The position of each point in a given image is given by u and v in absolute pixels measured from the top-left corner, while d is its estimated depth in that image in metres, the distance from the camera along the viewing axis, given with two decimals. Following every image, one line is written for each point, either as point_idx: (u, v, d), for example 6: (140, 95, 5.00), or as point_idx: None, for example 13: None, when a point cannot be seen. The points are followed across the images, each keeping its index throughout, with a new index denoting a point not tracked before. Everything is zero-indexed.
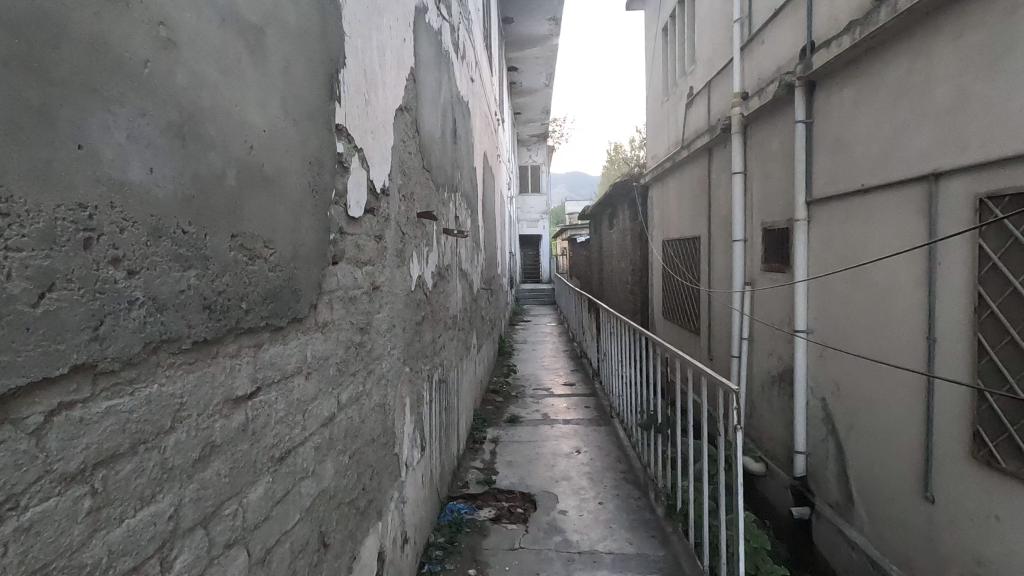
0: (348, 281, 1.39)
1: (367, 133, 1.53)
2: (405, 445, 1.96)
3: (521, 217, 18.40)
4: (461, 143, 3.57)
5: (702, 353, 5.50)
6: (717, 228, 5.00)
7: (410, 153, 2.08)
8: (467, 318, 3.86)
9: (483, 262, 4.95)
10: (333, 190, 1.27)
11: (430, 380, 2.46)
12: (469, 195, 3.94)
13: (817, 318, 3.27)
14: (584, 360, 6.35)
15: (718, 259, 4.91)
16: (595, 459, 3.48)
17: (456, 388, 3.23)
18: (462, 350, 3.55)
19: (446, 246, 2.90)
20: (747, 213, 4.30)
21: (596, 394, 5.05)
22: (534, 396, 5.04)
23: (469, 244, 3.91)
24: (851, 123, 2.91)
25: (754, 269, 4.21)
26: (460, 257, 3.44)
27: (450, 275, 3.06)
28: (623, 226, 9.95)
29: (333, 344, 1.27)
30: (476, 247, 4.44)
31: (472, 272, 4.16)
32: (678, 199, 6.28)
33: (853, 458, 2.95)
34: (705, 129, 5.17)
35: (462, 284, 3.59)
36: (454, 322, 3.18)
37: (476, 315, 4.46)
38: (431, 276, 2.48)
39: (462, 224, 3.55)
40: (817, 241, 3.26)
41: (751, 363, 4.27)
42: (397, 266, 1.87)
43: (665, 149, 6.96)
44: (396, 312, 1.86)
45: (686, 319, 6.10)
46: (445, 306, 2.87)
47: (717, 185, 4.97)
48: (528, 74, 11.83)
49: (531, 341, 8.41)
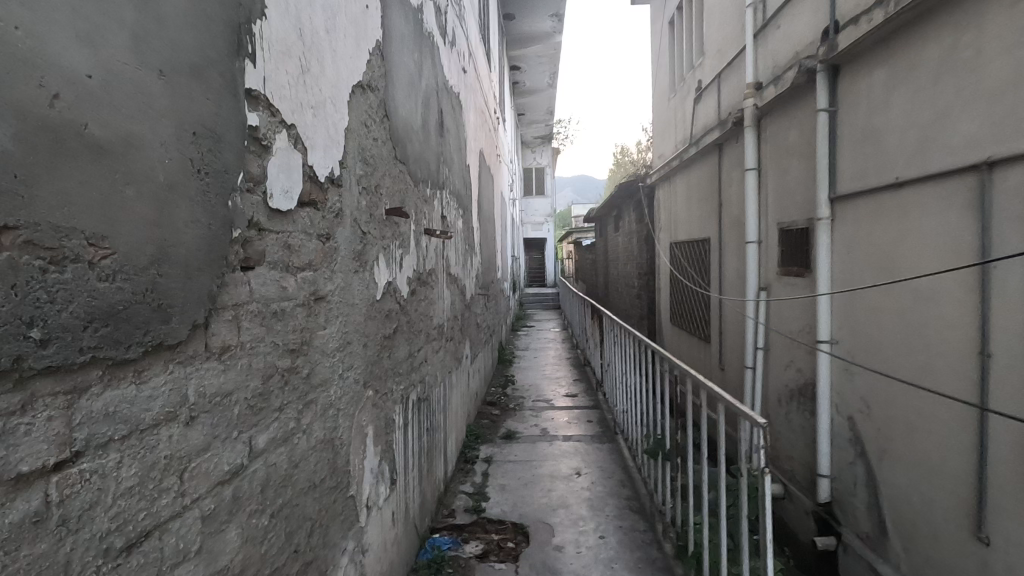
0: (273, 290, 1.11)
1: (304, 108, 1.24)
2: (368, 482, 1.67)
3: (525, 220, 18.11)
4: (450, 136, 3.29)
5: (713, 362, 5.17)
6: (728, 229, 4.68)
7: (376, 140, 1.79)
8: (458, 327, 3.57)
9: (478, 265, 4.66)
10: (240, 174, 0.98)
11: (407, 400, 2.17)
12: (460, 194, 3.65)
13: (842, 329, 2.95)
14: (587, 369, 6.03)
15: (731, 263, 4.59)
16: (597, 482, 3.16)
17: (443, 404, 2.94)
18: (451, 362, 3.25)
19: (428, 248, 2.61)
20: (762, 212, 3.98)
21: (599, 407, 4.72)
22: (533, 409, 4.73)
23: (460, 247, 3.62)
24: (882, 109, 2.60)
25: (770, 273, 3.88)
26: (448, 261, 3.15)
27: (435, 280, 2.77)
28: (630, 229, 9.63)
29: (241, 374, 0.97)
30: (470, 250, 4.16)
31: (465, 277, 3.87)
32: (686, 199, 5.97)
33: (886, 486, 2.62)
34: (715, 124, 4.86)
35: (451, 290, 3.30)
36: (440, 333, 2.89)
37: (470, 323, 4.17)
38: (407, 282, 2.20)
39: (451, 224, 3.26)
40: (843, 243, 2.94)
41: (767, 375, 3.95)
42: (356, 271, 1.59)
43: (672, 147, 6.65)
44: (354, 326, 1.57)
45: (695, 326, 5.77)
46: (427, 316, 2.58)
47: (728, 183, 4.66)
48: (530, 73, 11.55)
49: (533, 347, 8.11)
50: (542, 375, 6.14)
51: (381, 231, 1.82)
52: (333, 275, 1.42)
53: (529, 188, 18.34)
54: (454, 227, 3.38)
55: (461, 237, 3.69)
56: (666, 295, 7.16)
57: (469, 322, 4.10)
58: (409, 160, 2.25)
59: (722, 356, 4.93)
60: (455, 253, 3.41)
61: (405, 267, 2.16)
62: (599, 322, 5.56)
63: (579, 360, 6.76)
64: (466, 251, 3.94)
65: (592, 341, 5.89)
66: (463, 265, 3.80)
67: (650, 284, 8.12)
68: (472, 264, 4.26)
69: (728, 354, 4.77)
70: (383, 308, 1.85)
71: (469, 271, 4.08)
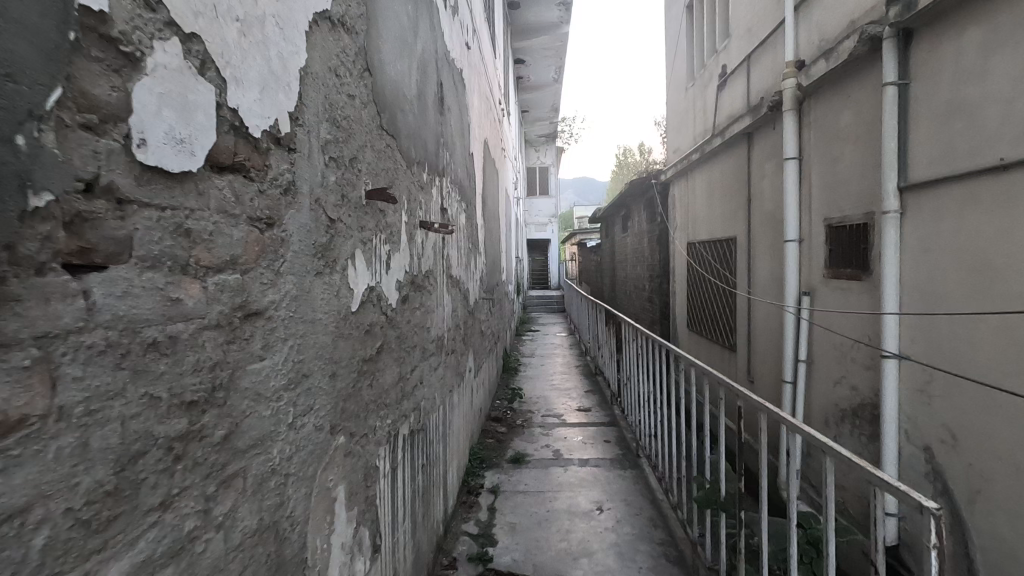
0: (153, 304, 0.66)
1: (221, 18, 0.79)
2: (340, 561, 1.22)
3: (529, 221, 17.67)
4: (451, 117, 2.85)
5: (741, 375, 4.71)
6: (760, 227, 4.22)
7: (353, 99, 1.35)
8: (461, 338, 3.13)
9: (482, 262, 4.20)
10: (53, 94, 0.53)
11: (397, 436, 1.73)
12: (463, 186, 3.22)
13: (917, 342, 2.49)
14: (600, 380, 5.58)
15: (763, 264, 4.14)
16: (623, 519, 2.71)
17: (443, 431, 2.50)
18: (452, 379, 2.81)
19: (425, 244, 2.16)
20: (804, 207, 3.53)
21: (616, 423, 4.27)
22: (542, 426, 4.27)
23: (462, 248, 3.18)
24: (977, 77, 2.14)
25: (814, 277, 3.42)
26: (448, 262, 2.70)
27: (433, 285, 2.32)
28: (640, 229, 9.17)
29: (63, 464, 0.53)
30: (473, 250, 3.72)
31: (468, 281, 3.42)
32: (707, 196, 5.53)
33: (979, 535, 2.17)
34: (743, 111, 4.42)
35: (453, 294, 2.86)
36: (439, 345, 2.44)
37: (473, 332, 3.71)
38: (397, 286, 1.75)
39: (452, 219, 2.82)
40: (917, 240, 2.48)
41: (810, 391, 3.49)
42: (320, 274, 1.14)
43: (689, 141, 6.21)
44: (318, 351, 1.12)
45: (718, 334, 5.32)
46: (424, 327, 2.14)
47: (760, 177, 4.21)
48: (535, 68, 11.12)
49: (539, 354, 7.66)
50: (550, 385, 5.70)
51: (358, 219, 1.36)
52: (280, 280, 0.96)
53: (532, 187, 17.91)
54: (455, 223, 2.93)
55: (463, 236, 3.24)
56: (682, 299, 6.70)
57: (472, 330, 3.65)
58: (400, 135, 1.80)
59: (751, 367, 4.48)
60: (457, 254, 2.96)
61: (395, 267, 1.71)
62: (613, 327, 5.11)
63: (590, 369, 6.31)
64: (469, 249, 3.49)
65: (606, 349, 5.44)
66: (466, 268, 3.36)
67: (664, 287, 7.66)
68: (475, 262, 3.80)
69: (759, 366, 4.31)
70: (363, 321, 1.40)
71: (473, 273, 3.64)
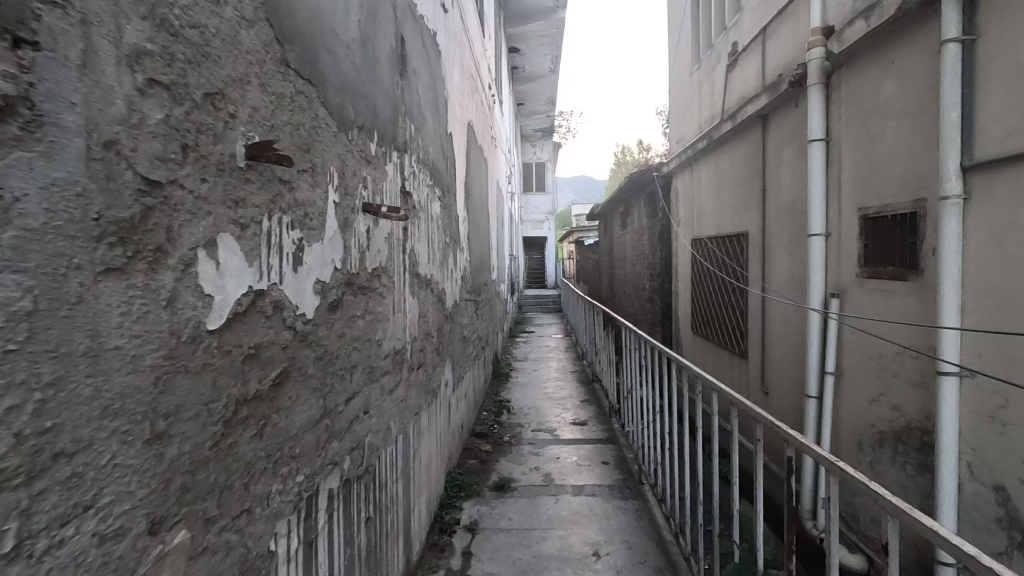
0: None
1: None
2: None
3: (525, 218, 17.22)
4: (419, 84, 2.39)
5: (754, 385, 4.25)
6: (778, 220, 3.76)
7: (217, 5, 0.88)
8: (434, 348, 2.67)
9: (465, 260, 3.73)
10: None
11: (318, 494, 1.27)
12: (437, 169, 2.76)
13: (987, 356, 2.03)
14: (598, 388, 5.12)
15: (782, 262, 3.68)
16: (625, 568, 2.25)
17: (404, 466, 2.04)
18: (419, 399, 2.34)
19: (373, 235, 1.70)
20: (832, 196, 3.07)
21: (615, 440, 3.81)
22: (533, 443, 3.81)
23: (435, 243, 2.71)
24: None
25: (844, 276, 2.96)
26: (413, 259, 2.23)
27: (389, 286, 1.86)
28: (640, 225, 8.72)
29: None
30: (453, 246, 3.26)
31: (445, 281, 2.95)
32: (715, 188, 5.07)
33: None
34: (757, 91, 3.96)
35: (421, 297, 2.39)
36: (397, 362, 1.97)
37: (452, 338, 3.25)
38: (318, 289, 1.28)
39: (419, 207, 2.35)
40: (988, 232, 2.02)
41: (839, 408, 3.03)
42: (121, 270, 0.68)
43: (694, 129, 5.75)
44: (113, 401, 0.66)
45: (726, 338, 4.85)
46: (371, 340, 1.67)
47: (777, 164, 3.75)
48: (530, 57, 10.66)
49: (533, 358, 7.20)
50: (542, 393, 5.24)
51: (226, 188, 0.90)
52: None
53: (529, 183, 17.44)
54: (425, 213, 2.47)
55: (437, 230, 2.77)
56: (685, 300, 6.23)
57: (450, 337, 3.18)
58: (327, 85, 1.34)
59: (767, 377, 4.01)
60: (427, 249, 2.50)
61: (312, 262, 1.25)
62: (612, 331, 4.65)
63: (587, 375, 5.85)
64: (446, 245, 3.02)
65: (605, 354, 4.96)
66: (442, 266, 2.90)
67: (666, 287, 7.20)
68: (455, 259, 3.34)
69: (777, 376, 3.84)
70: (240, 342, 0.94)
71: (451, 272, 3.17)
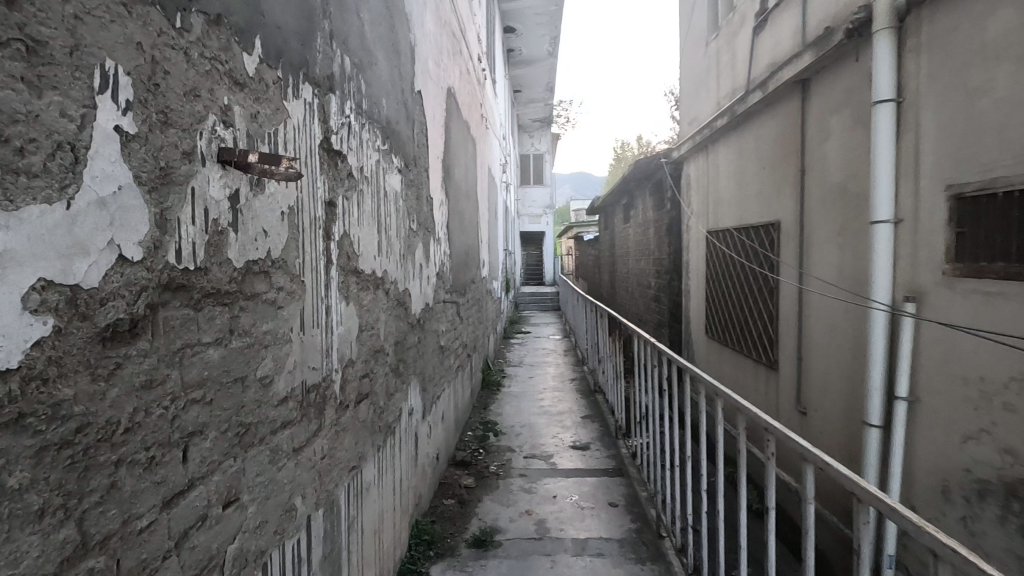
0: None
1: None
2: None
3: (522, 212, 16.56)
4: (364, 8, 1.73)
5: (788, 402, 3.61)
6: (823, 206, 3.11)
7: None
8: (390, 369, 2.01)
9: (443, 252, 3.08)
10: None
11: None
12: (396, 133, 2.10)
13: None
14: (602, 402, 4.47)
15: (829, 257, 3.03)
16: None
17: (325, 555, 1.39)
18: (361, 445, 1.69)
19: (249, 204, 1.03)
20: (903, 173, 2.42)
21: (624, 472, 3.16)
22: (524, 475, 3.16)
23: (393, 231, 2.05)
24: None
25: (921, 275, 2.31)
26: (350, 250, 1.57)
27: (292, 290, 1.21)
28: (646, 218, 8.07)
29: None
30: (424, 235, 2.61)
31: (409, 280, 2.30)
32: (737, 172, 4.42)
33: None
34: (795, 51, 3.30)
35: (366, 301, 1.73)
36: (312, 402, 1.32)
37: (422, 351, 2.60)
38: (48, 299, 0.62)
39: (361, 178, 1.69)
40: None
41: (911, 443, 2.39)
42: None
43: (711, 107, 5.09)
44: None
45: (750, 344, 4.21)
46: (242, 380, 1.02)
47: (823, 137, 3.10)
48: (527, 38, 9.98)
49: (528, 363, 6.55)
50: (538, 407, 4.59)
51: None
52: None
53: (526, 176, 16.76)
54: (373, 188, 1.81)
55: (396, 213, 2.12)
56: (699, 300, 5.57)
57: (419, 350, 2.53)
58: None
59: (805, 394, 3.37)
60: (377, 236, 1.84)
61: (9, 242, 0.58)
62: (620, 337, 3.99)
63: (589, 385, 5.20)
64: (412, 233, 2.36)
65: (610, 364, 4.31)
66: (405, 261, 2.24)
67: (675, 285, 6.53)
68: (428, 252, 2.69)
69: (819, 394, 3.20)
70: None
71: (421, 269, 2.52)
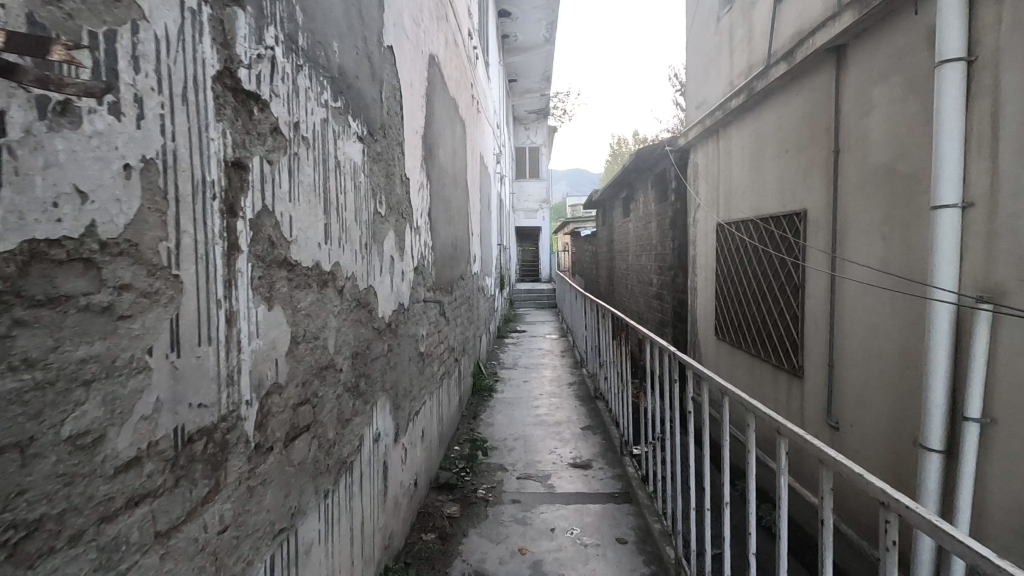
0: None
1: None
2: None
3: (517, 207, 16.13)
4: None
5: (815, 414, 3.20)
6: (862, 191, 2.69)
7: None
8: (345, 388, 1.58)
9: (422, 244, 2.66)
10: None
11: None
12: (354, 92, 1.68)
13: None
14: (603, 412, 4.06)
15: (870, 249, 2.62)
16: None
17: None
18: (295, 496, 1.26)
19: (36, 142, 0.61)
20: (974, 147, 2.00)
21: (633, 497, 2.74)
22: (517, 501, 2.74)
23: (350, 215, 1.62)
24: None
25: (1002, 270, 1.90)
26: (275, 233, 1.14)
27: (151, 289, 0.78)
28: (647, 212, 7.65)
29: None
30: (397, 223, 2.18)
31: (375, 276, 1.87)
32: (754, 157, 4.01)
33: None
34: (828, 14, 2.88)
35: (305, 303, 1.31)
36: (198, 456, 0.89)
37: (395, 361, 2.18)
38: None
39: (296, 139, 1.26)
40: None
41: (984, 474, 1.98)
42: None
43: (722, 88, 4.68)
44: None
45: (769, 347, 3.80)
46: (19, 448, 0.59)
47: (863, 112, 2.69)
48: (522, 24, 9.54)
49: (523, 366, 6.13)
50: (533, 416, 4.17)
51: None
52: None
53: (522, 169, 16.32)
54: (318, 154, 1.38)
55: (356, 192, 1.69)
56: (707, 299, 5.15)
57: (391, 361, 2.11)
58: None
59: (837, 405, 2.96)
60: (323, 219, 1.42)
61: None
62: (623, 340, 3.57)
63: (589, 392, 4.78)
64: (379, 218, 1.93)
65: (612, 369, 3.90)
66: (368, 253, 1.81)
67: (680, 282, 6.11)
68: (402, 243, 2.26)
69: (856, 407, 2.79)
70: None
71: (391, 263, 2.09)
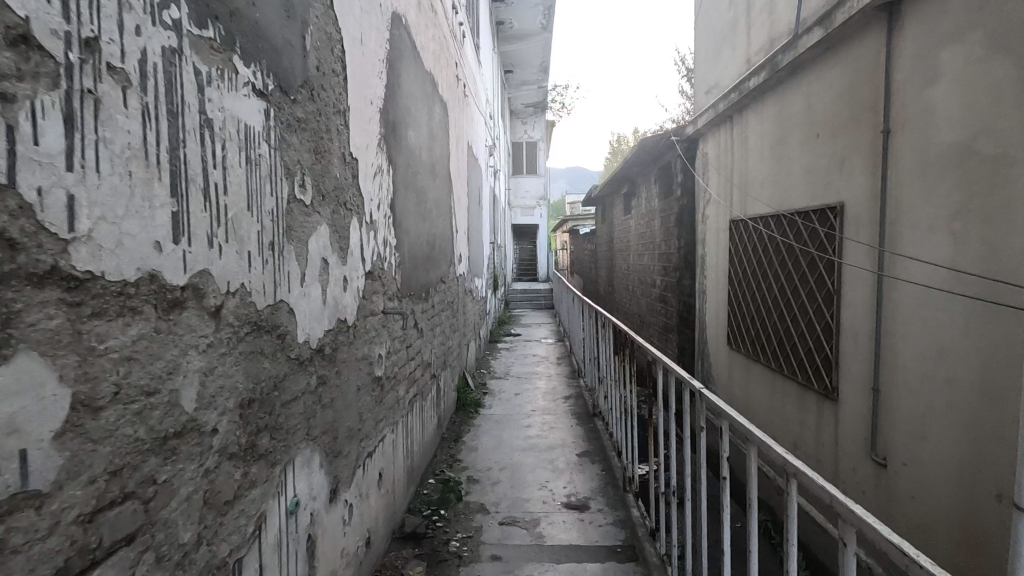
0: None
1: None
2: None
3: (514, 203, 15.63)
4: None
5: (855, 444, 2.70)
6: (922, 180, 2.20)
7: None
8: (226, 455, 1.08)
9: (380, 244, 2.16)
10: None
11: None
12: (249, 25, 1.17)
13: None
14: (603, 435, 3.57)
15: (935, 251, 2.13)
16: None
17: None
18: None
19: None
20: None
21: (639, 553, 2.25)
22: (497, 558, 2.24)
23: (237, 200, 1.12)
24: None
25: None
26: (15, 222, 0.64)
27: None
28: (650, 208, 7.15)
29: None
30: (334, 215, 1.67)
31: (290, 287, 1.36)
32: (776, 144, 3.50)
33: None
34: None
35: (118, 341, 0.80)
36: None
37: (333, 395, 1.68)
38: None
39: (93, 68, 0.76)
40: None
41: None
42: None
43: (736, 68, 4.17)
44: None
45: (793, 362, 3.29)
46: None
47: (925, 81, 2.19)
48: (518, 9, 9.02)
49: (515, 375, 5.62)
50: (523, 439, 3.66)
51: None
52: None
53: (519, 165, 15.81)
54: (156, 102, 0.88)
55: (252, 169, 1.19)
56: (718, 304, 4.64)
57: (324, 396, 1.60)
58: None
59: (885, 437, 2.46)
60: (170, 203, 0.91)
61: None
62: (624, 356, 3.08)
63: (587, 408, 4.27)
64: (300, 208, 1.42)
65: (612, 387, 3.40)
66: (278, 256, 1.31)
67: (686, 285, 5.60)
68: (344, 246, 1.76)
69: (912, 443, 2.29)
70: None
71: (324, 268, 1.58)
